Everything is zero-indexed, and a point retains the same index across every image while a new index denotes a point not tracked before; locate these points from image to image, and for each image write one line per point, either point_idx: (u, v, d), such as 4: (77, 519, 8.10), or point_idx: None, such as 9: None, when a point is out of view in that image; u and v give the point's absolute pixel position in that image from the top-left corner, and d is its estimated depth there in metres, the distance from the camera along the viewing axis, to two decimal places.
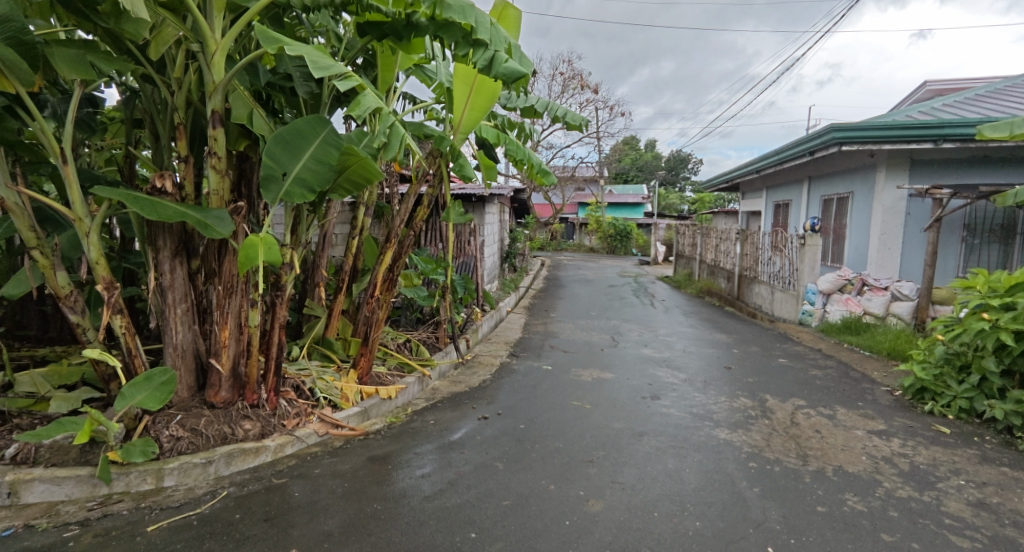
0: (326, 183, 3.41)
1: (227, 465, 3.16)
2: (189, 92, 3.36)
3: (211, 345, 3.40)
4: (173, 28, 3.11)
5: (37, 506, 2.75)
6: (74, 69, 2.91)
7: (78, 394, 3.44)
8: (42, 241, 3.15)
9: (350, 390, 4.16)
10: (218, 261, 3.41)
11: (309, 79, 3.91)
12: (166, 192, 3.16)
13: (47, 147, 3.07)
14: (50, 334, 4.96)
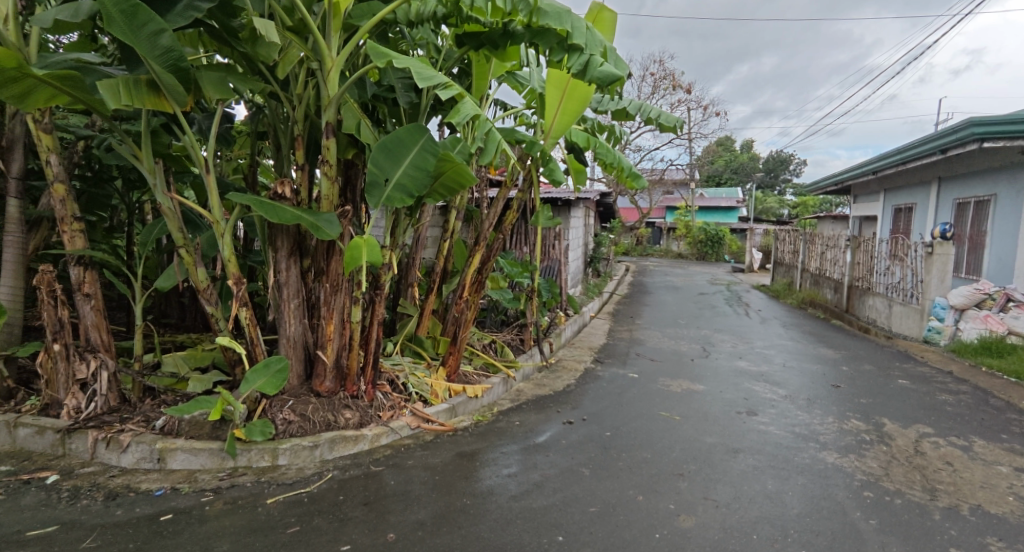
0: (424, 188, 3.58)
1: (331, 449, 3.42)
2: (308, 106, 3.68)
3: (318, 337, 3.69)
4: (297, 49, 3.42)
5: (179, 472, 3.14)
6: (217, 90, 3.30)
7: (210, 376, 3.88)
8: (187, 240, 3.59)
9: (439, 386, 4.33)
10: (326, 260, 3.70)
11: (410, 90, 4.14)
12: (285, 197, 3.48)
13: (194, 158, 3.51)
14: (186, 322, 5.63)
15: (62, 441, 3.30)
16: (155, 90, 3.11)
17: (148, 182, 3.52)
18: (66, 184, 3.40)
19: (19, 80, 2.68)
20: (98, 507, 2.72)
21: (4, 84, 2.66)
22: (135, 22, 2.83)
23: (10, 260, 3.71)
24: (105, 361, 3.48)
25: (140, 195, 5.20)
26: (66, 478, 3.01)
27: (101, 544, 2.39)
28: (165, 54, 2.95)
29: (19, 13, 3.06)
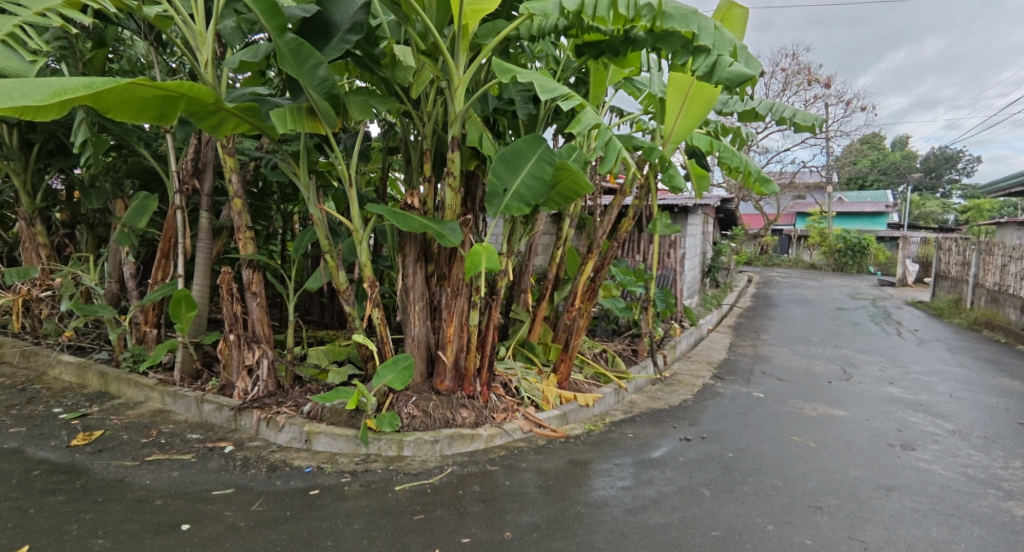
0: (540, 197, 3.65)
1: (450, 445, 3.60)
2: (436, 123, 3.93)
3: (440, 339, 3.93)
4: (429, 71, 3.67)
5: (322, 453, 3.52)
6: (361, 112, 3.66)
7: (346, 369, 4.29)
8: (332, 246, 4.02)
9: (551, 392, 4.37)
10: (448, 266, 3.94)
11: (529, 102, 4.27)
12: (414, 207, 3.74)
13: (340, 174, 3.93)
14: (325, 320, 6.28)
15: (233, 418, 3.86)
16: (312, 115, 3.55)
17: (303, 196, 4.00)
18: (241, 198, 4.01)
19: (214, 113, 3.21)
20: (262, 476, 3.15)
21: (203, 117, 3.21)
22: (300, 56, 3.27)
23: (199, 262, 4.45)
24: (265, 351, 4.02)
25: (293, 207, 5.93)
26: (237, 449, 3.51)
27: (265, 509, 2.76)
28: (322, 83, 3.35)
29: (214, 58, 3.67)
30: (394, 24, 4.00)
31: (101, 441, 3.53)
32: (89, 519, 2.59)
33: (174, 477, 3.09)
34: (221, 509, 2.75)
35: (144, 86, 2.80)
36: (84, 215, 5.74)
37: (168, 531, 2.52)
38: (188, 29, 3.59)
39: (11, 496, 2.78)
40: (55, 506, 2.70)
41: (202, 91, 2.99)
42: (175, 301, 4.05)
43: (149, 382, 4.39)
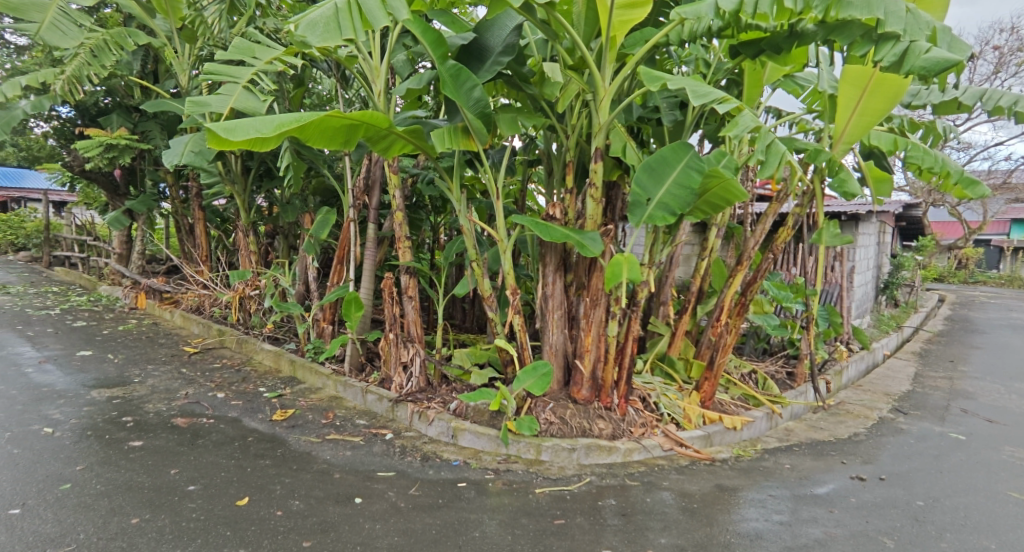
0: (686, 206, 3.50)
1: (586, 455, 3.60)
2: (580, 135, 3.96)
3: (578, 348, 3.95)
4: (575, 85, 3.72)
5: (467, 449, 3.75)
6: (510, 128, 3.85)
7: (487, 371, 4.51)
8: (478, 255, 4.27)
9: (693, 411, 4.14)
10: (587, 276, 3.95)
11: (676, 108, 4.13)
12: (556, 218, 3.82)
13: (488, 187, 4.18)
14: (466, 324, 6.67)
15: (391, 409, 4.29)
16: (466, 134, 3.84)
17: (455, 209, 4.31)
18: (402, 211, 4.47)
19: (385, 137, 3.63)
20: (417, 464, 3.45)
21: (376, 141, 3.64)
22: (459, 81, 3.55)
23: (366, 268, 5.03)
24: (418, 350, 4.41)
25: (443, 218, 6.41)
26: (396, 437, 3.89)
27: (421, 494, 3.03)
28: (476, 104, 3.60)
29: (386, 88, 4.18)
30: (542, 41, 4.17)
31: (292, 418, 4.17)
32: (287, 483, 3.08)
33: (348, 455, 3.52)
34: (386, 489, 3.07)
35: (336, 118, 3.29)
36: (282, 228, 6.86)
37: (344, 501, 2.89)
38: (367, 65, 4.14)
39: (233, 455, 3.41)
40: (263, 468, 3.25)
41: (377, 118, 3.42)
42: (347, 302, 4.63)
43: (325, 371, 5.07)
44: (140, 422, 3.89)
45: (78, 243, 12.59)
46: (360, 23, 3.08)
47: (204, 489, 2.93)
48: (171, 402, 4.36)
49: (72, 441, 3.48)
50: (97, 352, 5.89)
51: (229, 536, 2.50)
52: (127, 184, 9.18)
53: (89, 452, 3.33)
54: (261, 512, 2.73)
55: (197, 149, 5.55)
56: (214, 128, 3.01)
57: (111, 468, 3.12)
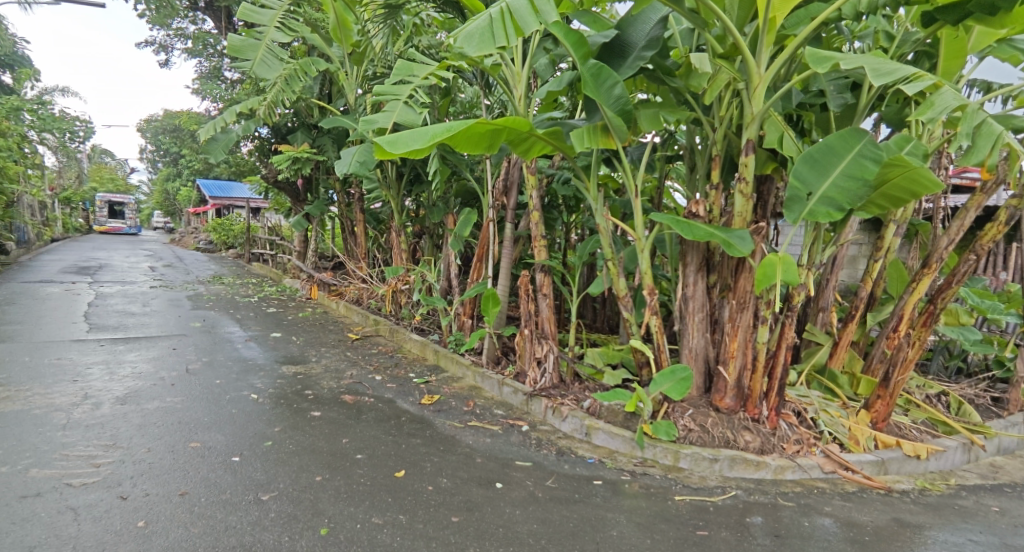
0: (858, 200, 3.10)
1: (731, 467, 3.38)
2: (729, 127, 3.70)
3: (721, 354, 3.72)
4: (725, 74, 3.47)
5: (601, 448, 3.74)
6: (651, 124, 3.75)
7: (621, 372, 4.44)
8: (614, 254, 4.18)
9: (861, 432, 3.67)
10: (734, 277, 3.69)
11: (845, 91, 3.68)
12: (699, 215, 3.60)
13: (627, 185, 4.05)
14: (598, 323, 6.61)
15: (526, 402, 4.43)
16: (606, 132, 3.81)
17: (592, 208, 4.27)
18: (539, 211, 4.60)
19: (526, 139, 3.75)
20: (553, 458, 3.53)
21: (518, 144, 3.77)
22: (599, 80, 3.54)
23: (504, 266, 5.25)
24: (552, 347, 4.49)
25: (578, 217, 6.43)
26: (532, 429, 4.02)
27: (558, 487, 3.10)
28: (616, 101, 3.56)
29: (526, 92, 4.40)
30: (687, 32, 3.99)
31: (438, 403, 4.51)
32: (437, 461, 3.35)
33: (489, 442, 3.73)
34: (524, 478, 3.20)
35: (482, 125, 3.45)
36: (429, 228, 7.43)
37: (487, 485, 3.07)
38: (509, 71, 4.39)
39: (390, 432, 3.79)
40: (416, 446, 3.58)
41: (520, 122, 3.54)
42: (485, 299, 4.88)
43: (465, 362, 5.41)
44: (318, 396, 4.49)
45: (269, 242, 14.88)
46: (513, 31, 3.23)
47: (368, 458, 3.31)
48: (340, 381, 4.98)
49: (269, 406, 4.14)
50: (284, 334, 6.93)
51: (390, 503, 2.79)
52: (306, 191, 10.64)
53: (282, 417, 3.94)
54: (415, 485, 3.01)
55: (362, 159, 6.18)
56: (381, 142, 3.38)
57: (299, 432, 3.67)
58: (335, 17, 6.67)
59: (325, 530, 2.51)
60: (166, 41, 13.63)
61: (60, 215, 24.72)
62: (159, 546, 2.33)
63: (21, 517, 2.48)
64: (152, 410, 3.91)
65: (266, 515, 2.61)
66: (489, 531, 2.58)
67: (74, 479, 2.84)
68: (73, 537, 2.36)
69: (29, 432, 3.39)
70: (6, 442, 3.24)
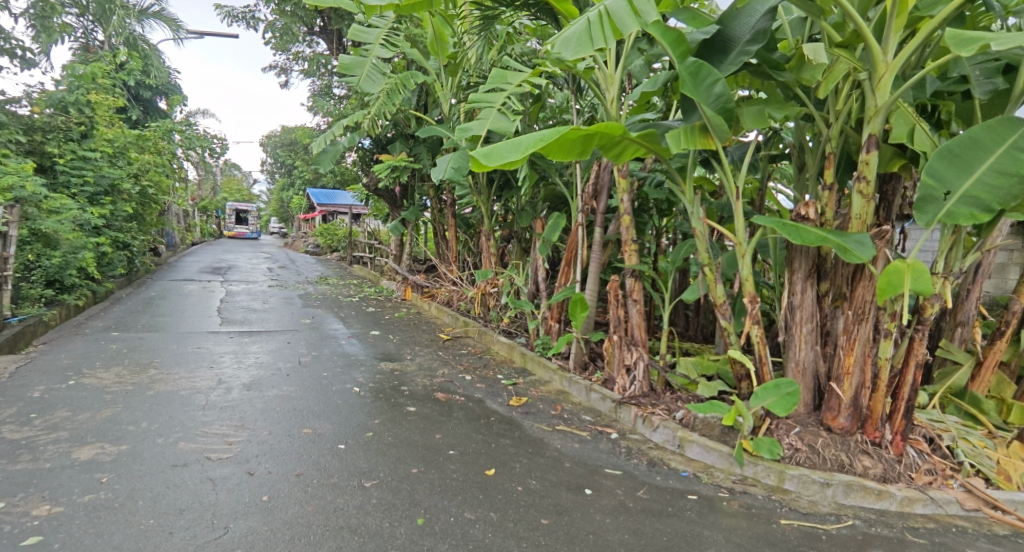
0: (1010, 198, 2.73)
1: (846, 494, 3.08)
2: (846, 121, 3.40)
3: (835, 369, 3.41)
4: (844, 64, 3.19)
5: (695, 462, 3.56)
6: (756, 122, 3.53)
7: (717, 384, 4.21)
8: (712, 260, 3.93)
9: (1013, 467, 3.20)
10: (851, 286, 3.37)
11: (995, 75, 3.24)
12: (810, 218, 3.32)
13: (727, 187, 3.82)
14: (690, 332, 6.34)
15: (615, 409, 4.33)
16: (705, 132, 3.65)
17: (688, 211, 4.06)
18: (630, 215, 4.50)
19: (619, 144, 3.68)
20: (644, 468, 3.43)
21: (610, 148, 3.72)
22: (698, 78, 3.40)
23: (592, 271, 5.20)
24: (642, 354, 4.37)
25: (670, 220, 6.21)
26: (622, 437, 3.93)
27: (650, 498, 3.01)
28: (717, 100, 3.41)
29: (619, 95, 4.33)
30: (798, 21, 3.72)
31: (527, 405, 4.55)
32: (525, 463, 3.37)
33: (577, 447, 3.70)
34: (614, 486, 3.13)
35: (574, 132, 3.43)
36: (517, 232, 7.54)
37: (576, 490, 3.04)
38: (603, 74, 4.37)
39: (481, 431, 3.88)
40: (505, 446, 3.63)
41: (613, 127, 3.49)
42: (574, 303, 4.86)
43: (553, 366, 5.41)
44: (412, 392, 4.71)
45: (369, 246, 15.85)
46: (611, 32, 3.21)
47: (461, 455, 3.40)
48: (433, 379, 5.18)
49: (369, 399, 4.40)
50: (381, 333, 7.34)
51: (481, 499, 2.86)
52: (402, 198, 11.21)
53: (381, 410, 4.16)
54: (506, 484, 3.05)
55: (456, 164, 6.40)
56: (477, 156, 3.49)
57: (397, 425, 3.86)
58: (433, 31, 6.96)
59: (422, 520, 2.63)
60: (286, 64, 14.99)
61: (199, 223, 27.96)
62: (279, 520, 2.56)
63: (171, 483, 2.84)
64: (272, 397, 4.30)
65: (369, 500, 2.78)
66: (579, 537, 2.56)
67: (211, 454, 3.20)
68: (211, 504, 2.66)
69: (177, 410, 3.86)
70: (160, 417, 3.72)
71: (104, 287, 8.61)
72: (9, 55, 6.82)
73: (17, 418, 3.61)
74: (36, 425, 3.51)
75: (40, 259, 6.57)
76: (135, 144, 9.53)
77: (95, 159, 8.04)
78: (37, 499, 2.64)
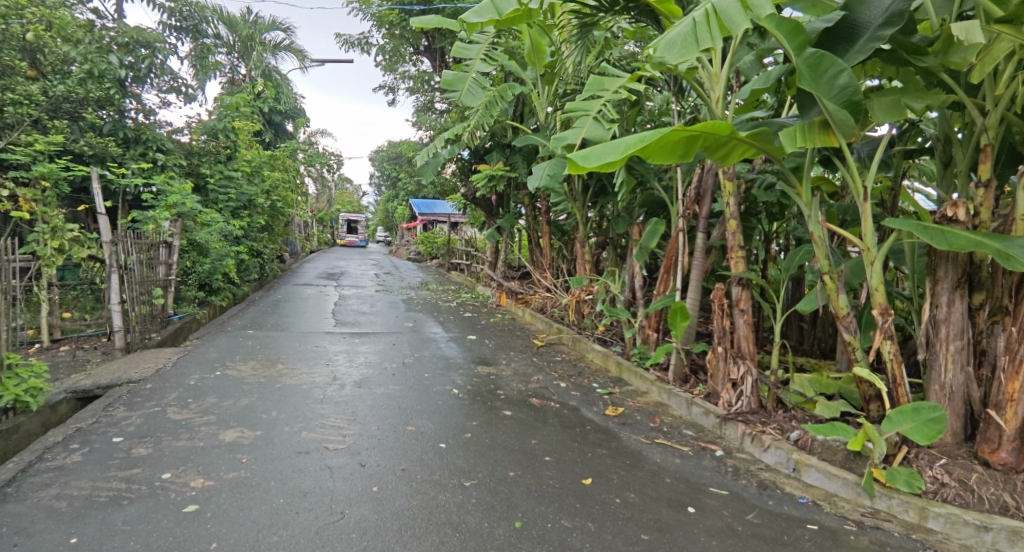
0: None
1: (1010, 542, 2.62)
2: (1007, 108, 2.95)
3: (993, 394, 2.95)
4: (1006, 42, 2.78)
5: (815, 489, 3.25)
6: (889, 115, 3.18)
7: (839, 404, 3.83)
8: (833, 268, 3.56)
9: None
10: (1014, 298, 2.90)
11: None
12: (959, 220, 2.92)
13: (852, 187, 3.46)
14: (805, 346, 5.84)
15: (720, 426, 4.08)
16: (825, 129, 3.35)
17: (804, 214, 3.71)
18: (737, 219, 4.23)
19: (725, 144, 3.48)
20: (754, 491, 3.19)
21: (716, 149, 3.52)
22: (819, 70, 3.13)
23: (694, 278, 4.96)
24: (750, 368, 4.06)
25: (781, 224, 5.78)
26: (728, 456, 3.68)
27: (763, 523, 2.79)
28: (841, 92, 3.11)
29: (726, 93, 4.10)
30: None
31: (623, 416, 4.43)
32: (624, 475, 3.27)
33: (679, 463, 3.53)
34: (721, 507, 2.95)
35: (677, 132, 3.28)
36: (613, 239, 7.41)
37: (679, 507, 2.90)
38: (707, 73, 4.17)
39: (577, 439, 3.84)
40: (603, 456, 3.56)
41: (719, 126, 3.31)
42: (674, 311, 4.64)
43: (650, 377, 5.22)
44: (508, 396, 4.77)
45: (466, 254, 16.40)
46: (719, 31, 3.06)
47: (557, 462, 3.38)
48: (528, 384, 5.22)
49: (468, 401, 4.53)
50: (478, 337, 7.55)
51: (579, 508, 2.82)
52: (498, 207, 11.48)
53: (479, 412, 4.27)
54: (604, 495, 2.98)
55: (552, 172, 6.43)
56: (574, 158, 3.45)
57: (494, 428, 3.93)
58: (531, 42, 7.05)
59: (520, 524, 2.64)
60: (393, 84, 16.00)
61: (317, 233, 30.66)
62: (388, 510, 2.70)
63: (296, 468, 3.10)
64: (380, 394, 4.58)
65: (469, 499, 2.84)
66: None
67: (329, 444, 3.46)
68: (330, 490, 2.87)
69: (300, 402, 4.23)
70: (286, 407, 4.10)
71: (242, 290, 9.69)
72: (175, 92, 7.93)
73: (177, 401, 4.15)
74: (191, 408, 4.01)
75: (195, 266, 7.61)
76: (268, 164, 10.62)
77: (237, 178, 9.08)
78: (193, 472, 3.01)
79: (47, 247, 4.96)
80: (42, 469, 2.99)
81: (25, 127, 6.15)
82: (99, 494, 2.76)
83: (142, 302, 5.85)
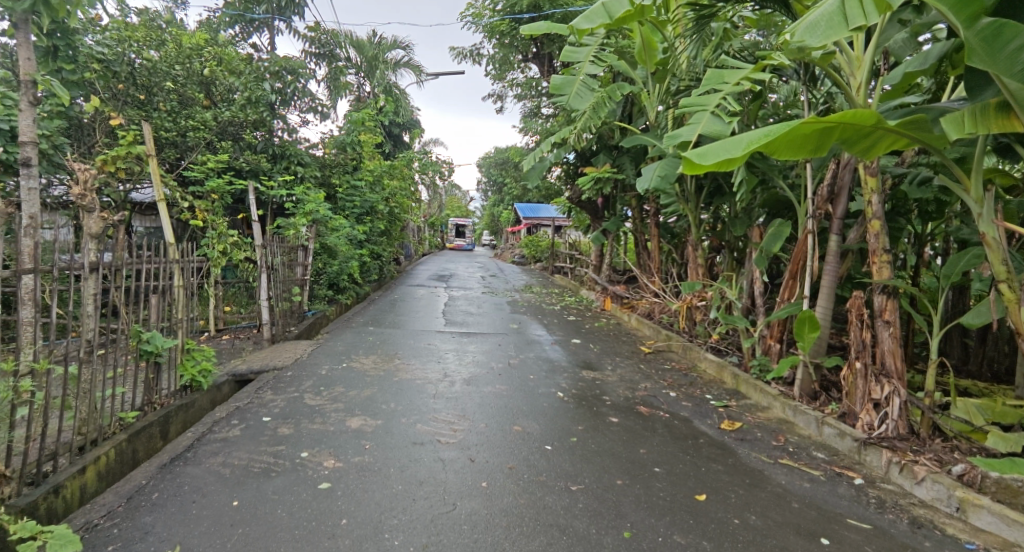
0: None
1: None
2: None
3: None
4: None
5: (986, 534, 2.78)
6: None
7: (1019, 437, 3.23)
8: (1012, 274, 3.00)
9: None
10: None
11: None
12: None
13: None
14: (969, 366, 5.04)
15: (858, 450, 3.63)
16: (1005, 113, 2.86)
17: (973, 212, 3.19)
18: (882, 219, 3.75)
19: (870, 134, 3.10)
20: (904, 527, 2.80)
21: (857, 142, 3.15)
22: (998, 43, 2.63)
23: (826, 285, 4.48)
24: (898, 388, 3.57)
25: (934, 226, 5.06)
26: (869, 485, 3.27)
27: None
28: None
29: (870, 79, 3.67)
30: None
31: (742, 431, 4.12)
32: (743, 494, 3.04)
33: (808, 487, 3.20)
34: (863, 542, 2.63)
35: (811, 124, 2.96)
36: (729, 242, 6.95)
37: (810, 537, 2.63)
38: (847, 58, 3.78)
39: (689, 451, 3.63)
40: (719, 472, 3.33)
41: (863, 114, 2.95)
42: (800, 321, 4.22)
43: (773, 391, 4.80)
44: (615, 402, 4.65)
45: (570, 257, 16.34)
46: (873, 8, 2.73)
47: (668, 474, 3.22)
48: (636, 391, 5.05)
49: (573, 405, 4.48)
50: (583, 341, 7.46)
51: (693, 524, 2.67)
52: (604, 210, 11.29)
53: (585, 417, 4.20)
54: (720, 514, 2.79)
55: (663, 173, 6.18)
56: (690, 156, 3.25)
57: (601, 433, 3.85)
58: (642, 40, 6.84)
59: (629, 534, 2.55)
60: (502, 92, 16.41)
61: (429, 236, 32.40)
62: (497, 507, 2.74)
63: (412, 458, 3.27)
64: (487, 392, 4.69)
65: (576, 503, 2.80)
66: None
67: (441, 438, 3.60)
68: (443, 481, 2.98)
69: (415, 396, 4.45)
70: (403, 400, 4.34)
71: (364, 290, 10.48)
72: (313, 111, 8.81)
73: (312, 388, 4.58)
74: (323, 396, 4.40)
75: (325, 267, 8.34)
76: (389, 172, 11.37)
77: (361, 187, 9.84)
78: (326, 453, 3.29)
79: (214, 250, 5.73)
80: (210, 439, 3.44)
81: (202, 148, 7.14)
82: (253, 465, 3.10)
83: (284, 299, 6.54)
